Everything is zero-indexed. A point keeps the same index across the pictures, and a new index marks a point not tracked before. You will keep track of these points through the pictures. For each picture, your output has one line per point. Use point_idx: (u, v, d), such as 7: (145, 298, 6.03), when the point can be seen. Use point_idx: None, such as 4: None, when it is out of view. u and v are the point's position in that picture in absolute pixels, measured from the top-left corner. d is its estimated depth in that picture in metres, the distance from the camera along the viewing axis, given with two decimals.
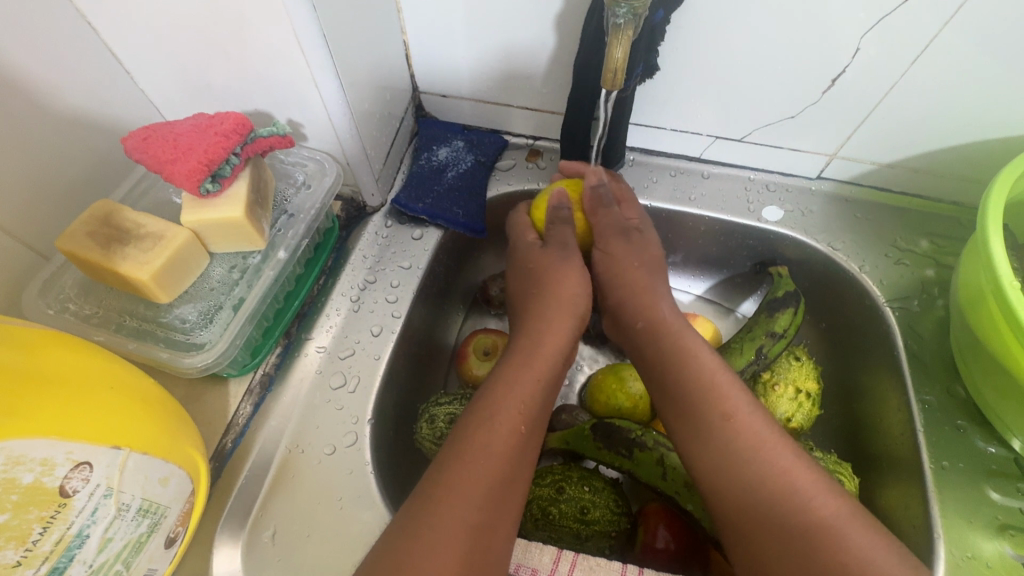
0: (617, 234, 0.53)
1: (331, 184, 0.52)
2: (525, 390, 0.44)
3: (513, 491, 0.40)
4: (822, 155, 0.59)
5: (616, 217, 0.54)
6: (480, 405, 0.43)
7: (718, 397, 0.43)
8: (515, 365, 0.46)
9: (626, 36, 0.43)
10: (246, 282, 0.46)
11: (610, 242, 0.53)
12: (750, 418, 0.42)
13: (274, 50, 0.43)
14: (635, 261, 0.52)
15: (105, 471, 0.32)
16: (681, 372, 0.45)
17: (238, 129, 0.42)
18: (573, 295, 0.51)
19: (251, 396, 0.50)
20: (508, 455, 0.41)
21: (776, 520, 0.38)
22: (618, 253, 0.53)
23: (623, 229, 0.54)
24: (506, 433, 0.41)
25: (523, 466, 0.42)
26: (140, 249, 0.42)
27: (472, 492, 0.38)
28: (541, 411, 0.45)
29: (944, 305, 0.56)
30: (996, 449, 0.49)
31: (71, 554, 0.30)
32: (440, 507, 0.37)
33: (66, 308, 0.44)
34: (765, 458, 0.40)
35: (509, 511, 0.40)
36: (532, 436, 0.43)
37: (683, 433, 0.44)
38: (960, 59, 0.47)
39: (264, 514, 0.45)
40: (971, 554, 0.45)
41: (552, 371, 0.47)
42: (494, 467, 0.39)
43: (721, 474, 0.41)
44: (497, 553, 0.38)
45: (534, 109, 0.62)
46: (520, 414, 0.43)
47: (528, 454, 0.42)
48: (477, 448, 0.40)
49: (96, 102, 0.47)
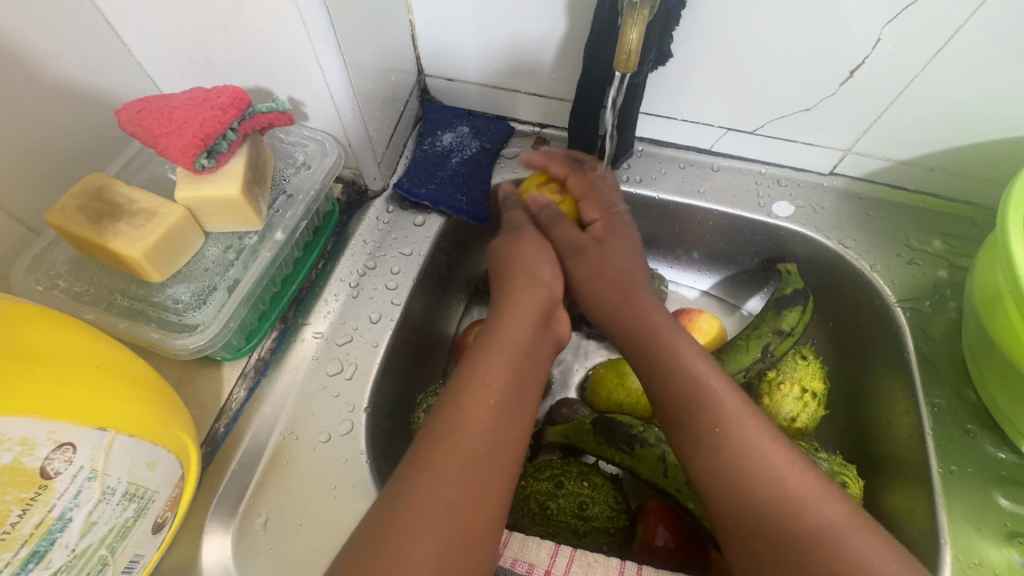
0: (570, 254, 0.51)
1: (332, 165, 0.51)
2: (492, 364, 0.43)
3: (493, 466, 0.38)
4: (836, 150, 0.58)
5: (568, 232, 0.52)
6: (457, 392, 0.41)
7: (705, 402, 0.42)
8: (484, 344, 0.44)
9: (641, 16, 0.41)
10: (242, 262, 0.45)
11: (565, 261, 0.52)
12: (740, 423, 0.41)
13: (276, 25, 0.41)
14: (591, 280, 0.50)
15: (90, 452, 0.31)
16: (668, 374, 0.44)
17: (236, 103, 0.41)
18: (535, 274, 0.50)
19: (245, 380, 0.49)
20: (476, 430, 0.39)
21: (767, 528, 0.37)
22: (575, 273, 0.51)
23: (575, 246, 0.51)
24: (474, 409, 0.40)
25: (499, 439, 0.40)
26: (132, 226, 0.41)
27: (452, 479, 0.37)
28: (513, 381, 0.43)
29: (957, 307, 0.55)
30: (1005, 454, 0.48)
31: (53, 538, 0.29)
32: (423, 497, 0.36)
33: (56, 285, 0.43)
34: (755, 464, 0.39)
35: (489, 485, 0.38)
36: (508, 410, 0.41)
37: (677, 436, 0.43)
38: (985, 53, 0.45)
39: (256, 501, 0.44)
40: (978, 561, 0.44)
41: (522, 345, 0.45)
42: (462, 444, 0.38)
43: (711, 481, 0.40)
44: (477, 531, 0.36)
45: (543, 96, 0.60)
46: (488, 390, 0.41)
47: (507, 428, 0.41)
48: (448, 433, 0.38)
49: (90, 73, 0.45)
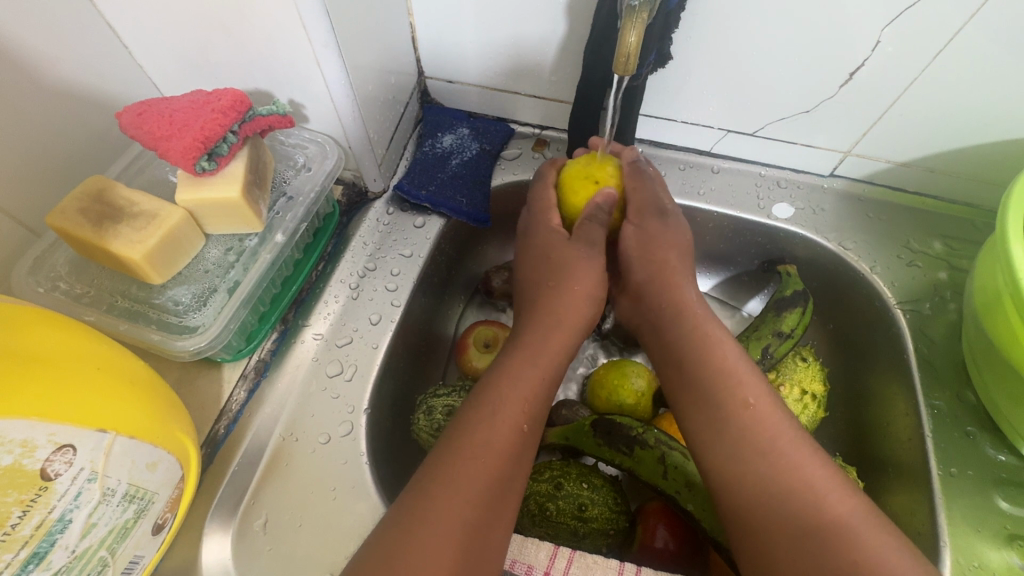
0: (652, 213, 0.49)
1: (332, 167, 0.51)
2: (527, 385, 0.43)
3: (511, 489, 0.39)
4: (836, 152, 0.58)
5: (654, 196, 0.50)
6: (481, 399, 0.42)
7: (733, 388, 0.42)
8: (520, 358, 0.44)
9: (639, 19, 0.41)
10: (242, 264, 0.45)
11: (647, 221, 0.49)
12: (766, 410, 0.41)
13: (277, 28, 0.42)
14: (670, 243, 0.49)
15: (90, 454, 0.31)
16: (700, 356, 0.44)
17: (236, 106, 0.41)
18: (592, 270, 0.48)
19: (245, 381, 0.49)
20: (506, 452, 0.39)
21: (787, 514, 0.37)
22: (653, 231, 0.49)
23: (659, 209, 0.50)
24: (507, 430, 0.40)
25: (521, 464, 0.41)
26: (133, 228, 0.41)
27: (471, 489, 0.37)
28: (542, 408, 0.43)
29: (957, 309, 0.55)
30: (1005, 457, 0.48)
31: (53, 539, 0.29)
32: (440, 504, 0.36)
33: (57, 287, 0.43)
34: (781, 450, 0.39)
35: (505, 508, 0.39)
36: (532, 435, 0.42)
37: (699, 420, 0.42)
38: (986, 55, 0.45)
39: (256, 502, 0.44)
40: (978, 564, 0.44)
41: (556, 369, 0.45)
42: (492, 463, 0.38)
43: (736, 464, 0.39)
44: (492, 551, 0.37)
45: (543, 98, 0.60)
46: (522, 413, 0.41)
47: (527, 453, 0.41)
48: (476, 444, 0.39)
49: (91, 76, 0.46)
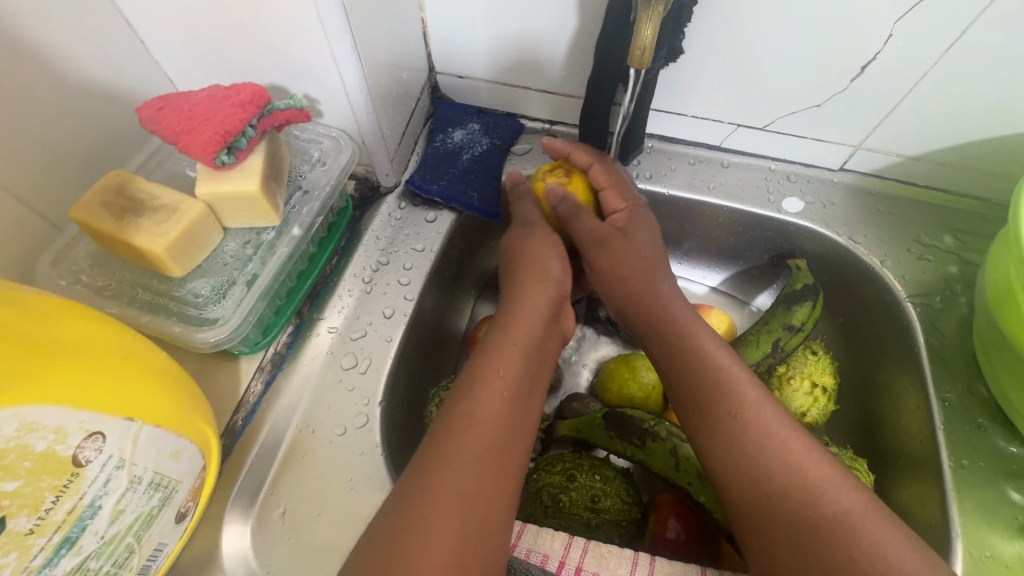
0: (593, 244, 0.51)
1: (347, 161, 0.51)
2: (507, 358, 0.43)
3: (506, 462, 0.39)
4: (846, 146, 0.58)
5: (592, 225, 0.51)
6: (467, 381, 0.42)
7: (727, 390, 0.42)
8: (498, 337, 0.45)
9: (655, 13, 0.41)
10: (260, 258, 0.46)
11: (589, 249, 0.52)
12: (757, 408, 0.41)
13: (293, 24, 0.42)
14: (626, 266, 0.50)
15: (118, 442, 0.31)
16: (686, 358, 0.45)
17: (255, 100, 0.42)
18: (543, 261, 0.50)
19: (262, 373, 0.50)
20: (492, 424, 0.40)
21: (779, 510, 0.37)
22: (601, 261, 0.51)
23: (599, 237, 0.51)
24: (490, 401, 0.41)
25: (512, 433, 0.41)
26: (154, 221, 0.42)
27: (462, 465, 0.37)
28: (524, 377, 0.43)
29: (968, 303, 0.55)
30: (1016, 448, 0.48)
31: (84, 525, 0.30)
32: (435, 483, 0.36)
33: (79, 279, 0.44)
34: (777, 448, 0.39)
35: (502, 479, 0.39)
36: (519, 406, 0.42)
37: (692, 424, 0.43)
38: (999, 49, 0.45)
39: (274, 492, 0.45)
40: (989, 554, 0.44)
41: (533, 340, 0.46)
42: (480, 436, 0.39)
43: (731, 462, 0.40)
44: (494, 525, 0.37)
45: (553, 93, 0.61)
46: (504, 383, 0.42)
47: (518, 424, 0.41)
48: (462, 422, 0.39)
49: (110, 71, 0.46)
